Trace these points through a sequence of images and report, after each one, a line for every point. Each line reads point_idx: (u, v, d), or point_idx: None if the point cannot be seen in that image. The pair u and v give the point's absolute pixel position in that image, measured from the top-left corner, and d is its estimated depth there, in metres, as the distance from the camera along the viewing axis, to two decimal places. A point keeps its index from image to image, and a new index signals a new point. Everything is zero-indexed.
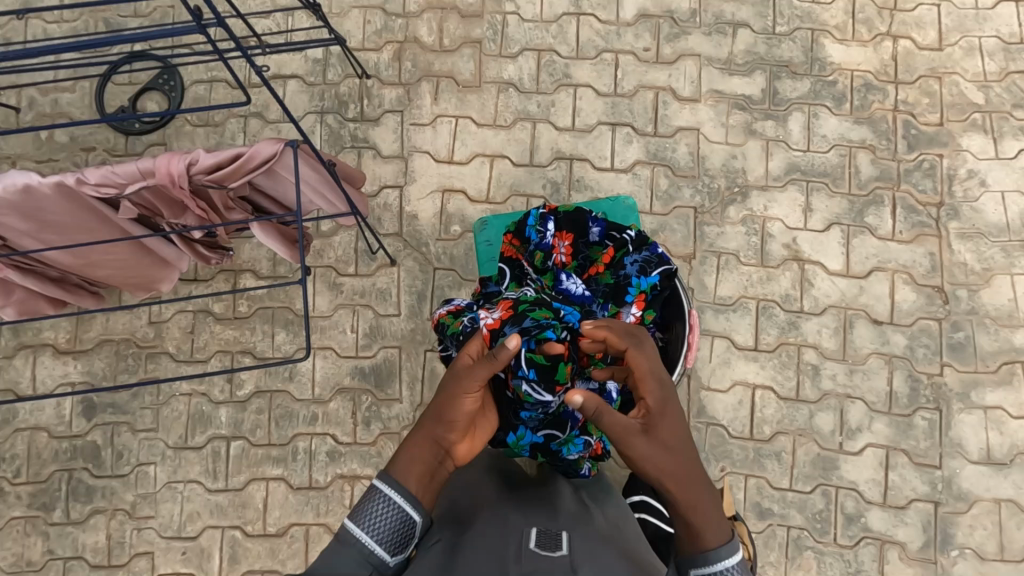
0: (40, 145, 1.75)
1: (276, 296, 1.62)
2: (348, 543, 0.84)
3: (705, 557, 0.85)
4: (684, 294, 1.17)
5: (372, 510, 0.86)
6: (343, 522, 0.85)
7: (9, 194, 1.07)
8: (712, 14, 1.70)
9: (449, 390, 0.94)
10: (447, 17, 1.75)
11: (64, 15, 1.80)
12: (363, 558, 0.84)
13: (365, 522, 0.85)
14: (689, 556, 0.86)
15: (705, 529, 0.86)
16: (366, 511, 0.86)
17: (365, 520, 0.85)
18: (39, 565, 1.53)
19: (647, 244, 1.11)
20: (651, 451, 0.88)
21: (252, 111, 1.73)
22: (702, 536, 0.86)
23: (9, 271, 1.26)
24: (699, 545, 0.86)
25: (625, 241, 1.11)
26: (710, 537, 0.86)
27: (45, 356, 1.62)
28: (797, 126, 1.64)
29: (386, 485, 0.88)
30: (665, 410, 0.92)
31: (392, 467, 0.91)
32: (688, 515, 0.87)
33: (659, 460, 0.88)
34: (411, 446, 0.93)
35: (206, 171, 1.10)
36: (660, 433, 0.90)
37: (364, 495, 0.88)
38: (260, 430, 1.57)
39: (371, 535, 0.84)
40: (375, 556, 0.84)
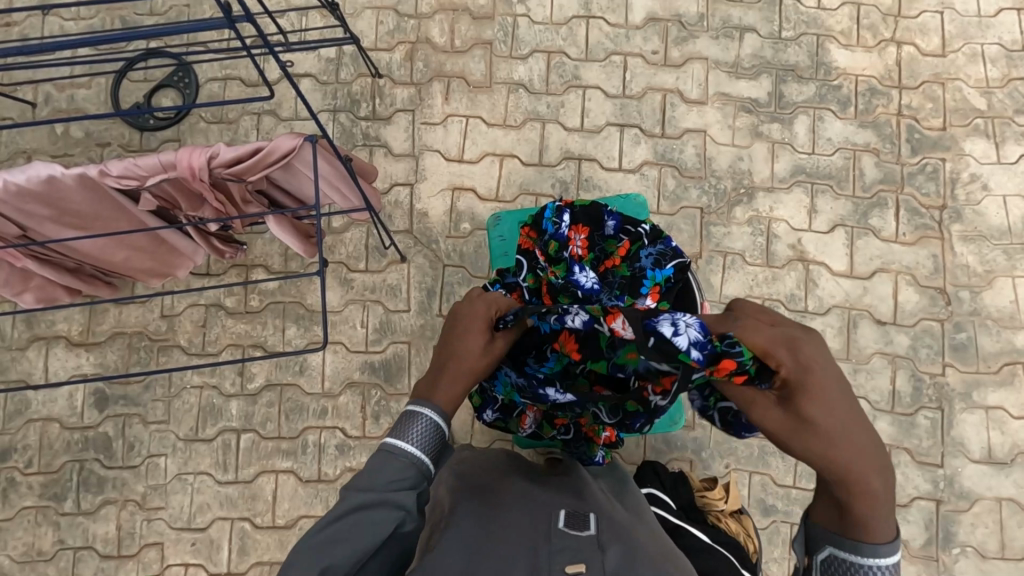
0: (56, 140, 1.77)
1: (288, 291, 1.64)
2: (400, 457, 0.90)
3: (855, 547, 0.79)
4: (697, 289, 1.15)
5: (418, 428, 0.92)
6: (388, 441, 0.91)
7: (34, 184, 1.10)
8: (719, 19, 1.73)
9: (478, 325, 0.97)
10: (459, 18, 1.77)
11: (81, 13, 1.83)
12: (418, 470, 0.91)
13: (412, 439, 0.92)
14: (828, 537, 0.82)
15: (864, 517, 0.78)
16: (411, 429, 0.92)
17: (415, 437, 0.92)
18: (49, 555, 1.54)
19: (660, 238, 1.12)
20: (800, 439, 0.78)
21: (266, 109, 1.75)
22: (868, 530, 0.78)
23: (27, 260, 1.29)
24: (857, 534, 0.79)
25: (638, 233, 1.12)
26: (868, 530, 0.79)
27: (58, 348, 1.64)
28: (803, 129, 1.67)
29: (425, 408, 0.94)
30: (815, 383, 0.77)
31: (426, 393, 0.96)
32: (850, 505, 0.79)
33: (809, 447, 0.78)
34: (441, 375, 0.97)
35: (226, 165, 1.13)
36: (808, 404, 0.77)
37: (404, 416, 0.94)
38: (271, 423, 1.59)
39: (421, 448, 0.92)
40: (428, 471, 0.92)
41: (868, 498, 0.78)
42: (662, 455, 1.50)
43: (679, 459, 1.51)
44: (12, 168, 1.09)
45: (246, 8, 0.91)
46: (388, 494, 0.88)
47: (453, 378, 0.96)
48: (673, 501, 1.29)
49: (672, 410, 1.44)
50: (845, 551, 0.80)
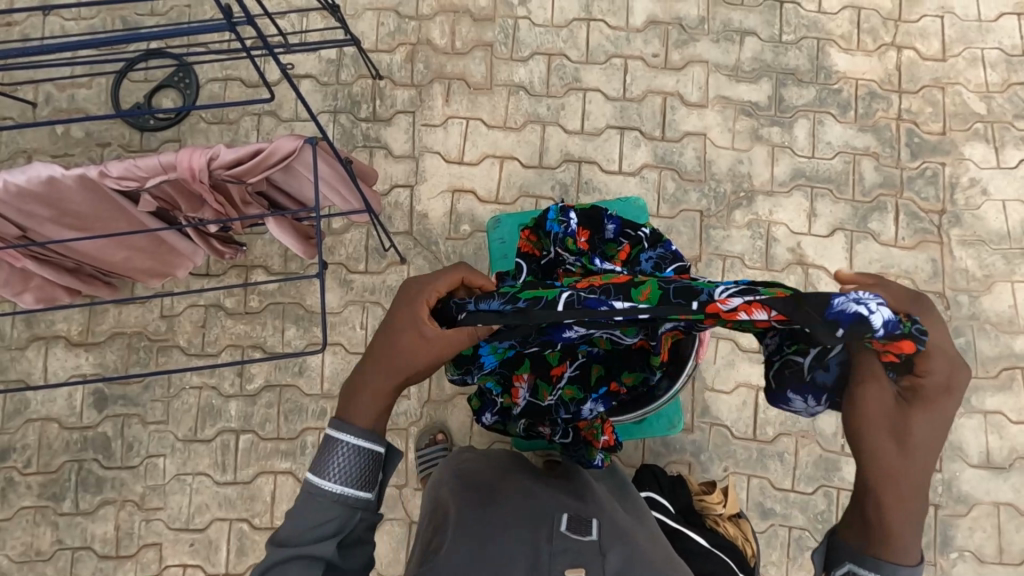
0: (56, 140, 1.77)
1: (288, 292, 1.64)
2: (322, 495, 0.87)
3: (876, 565, 0.81)
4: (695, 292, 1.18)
5: (334, 460, 0.88)
6: (308, 479, 0.88)
7: (34, 185, 1.10)
8: (720, 22, 1.74)
9: (403, 342, 0.89)
10: (460, 20, 1.78)
11: (82, 13, 1.83)
12: (344, 503, 0.88)
13: (331, 473, 0.88)
14: (855, 552, 0.83)
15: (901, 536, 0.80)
16: (328, 462, 0.88)
17: (331, 473, 0.88)
18: (48, 555, 1.55)
19: (660, 241, 1.13)
20: (888, 435, 0.78)
21: (266, 110, 1.76)
22: (894, 549, 0.80)
23: (27, 260, 1.29)
24: (882, 551, 0.81)
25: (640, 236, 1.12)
26: (897, 551, 0.81)
27: (58, 348, 1.64)
28: (803, 133, 1.67)
29: (345, 433, 0.90)
30: (933, 398, 0.77)
31: (347, 412, 0.92)
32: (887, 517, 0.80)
33: (883, 447, 0.78)
34: (362, 394, 0.91)
35: (226, 166, 1.13)
36: (918, 412, 0.77)
37: (322, 448, 0.90)
38: (270, 424, 1.59)
39: (342, 483, 0.88)
40: (357, 499, 0.89)
41: (909, 520, 0.80)
42: (661, 458, 1.50)
43: (678, 462, 1.51)
44: (12, 168, 1.09)
45: (246, 11, 0.91)
46: (313, 543, 0.86)
47: (377, 397, 0.91)
48: (671, 504, 1.29)
49: (670, 413, 1.44)
50: (866, 568, 0.82)
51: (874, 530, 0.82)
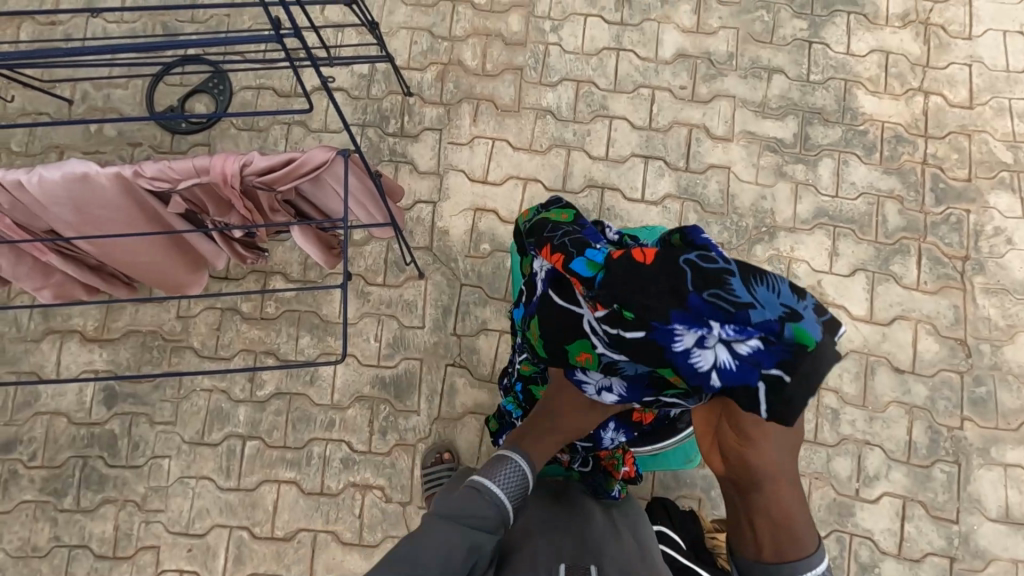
0: (89, 137, 1.80)
1: (305, 300, 1.65)
2: (485, 492, 0.93)
3: (794, 567, 0.82)
4: None
5: (506, 472, 0.98)
6: (479, 476, 0.96)
7: (69, 182, 1.13)
8: (748, 59, 1.76)
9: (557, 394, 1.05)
10: (492, 43, 1.81)
11: (124, 17, 1.88)
12: (499, 510, 0.92)
13: (500, 481, 0.96)
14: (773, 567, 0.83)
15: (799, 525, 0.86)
16: (500, 472, 0.98)
17: (501, 478, 0.96)
18: (44, 551, 1.52)
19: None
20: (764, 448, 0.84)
21: (296, 120, 1.78)
22: (800, 545, 0.84)
23: (51, 255, 1.32)
24: (790, 552, 0.83)
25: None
26: (800, 545, 0.84)
27: (73, 342, 1.65)
28: (827, 172, 1.67)
29: (517, 457, 1.01)
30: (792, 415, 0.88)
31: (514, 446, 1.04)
32: (783, 514, 0.85)
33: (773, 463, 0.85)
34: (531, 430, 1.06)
35: (258, 173, 1.14)
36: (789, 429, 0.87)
37: (496, 461, 1.00)
38: (277, 432, 1.58)
39: (507, 492, 0.95)
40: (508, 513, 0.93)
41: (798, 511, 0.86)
42: (671, 491, 1.47)
43: (688, 497, 1.48)
44: (48, 164, 1.11)
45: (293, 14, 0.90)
46: (473, 523, 0.86)
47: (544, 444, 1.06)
48: (682, 538, 1.28)
49: (689, 446, 1.35)
50: None
51: (780, 536, 0.84)
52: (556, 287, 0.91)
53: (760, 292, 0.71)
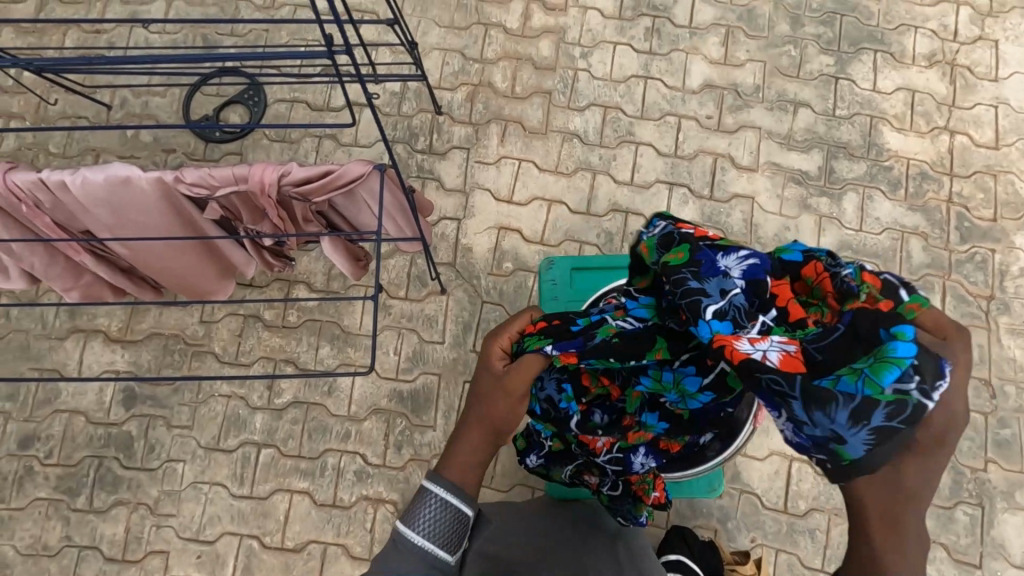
0: (125, 142, 1.84)
1: (327, 310, 1.66)
2: (405, 548, 0.86)
3: None
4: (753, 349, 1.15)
5: (424, 512, 0.88)
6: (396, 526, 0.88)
7: (110, 185, 1.16)
8: (775, 91, 1.78)
9: (485, 399, 0.93)
10: (522, 67, 1.85)
11: (167, 28, 1.94)
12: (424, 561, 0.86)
13: (418, 526, 0.87)
14: None
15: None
16: (417, 514, 0.88)
17: (420, 523, 0.87)
18: (54, 551, 1.52)
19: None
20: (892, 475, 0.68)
21: (327, 133, 1.82)
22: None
23: (85, 256, 1.35)
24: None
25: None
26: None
27: (96, 342, 1.67)
28: (851, 206, 1.68)
29: (436, 486, 0.91)
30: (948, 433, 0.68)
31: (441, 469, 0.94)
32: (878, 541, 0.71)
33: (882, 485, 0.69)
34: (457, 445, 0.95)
35: (295, 183, 1.16)
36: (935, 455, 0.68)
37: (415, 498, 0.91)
38: (292, 441, 1.58)
39: (428, 536, 0.87)
40: (437, 558, 0.86)
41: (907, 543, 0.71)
42: (687, 521, 1.46)
43: (704, 527, 1.46)
44: (92, 166, 1.15)
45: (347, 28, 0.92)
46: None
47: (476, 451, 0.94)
48: (700, 568, 1.24)
49: (711, 476, 1.40)
50: None
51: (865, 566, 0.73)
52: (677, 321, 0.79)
53: (816, 415, 0.66)
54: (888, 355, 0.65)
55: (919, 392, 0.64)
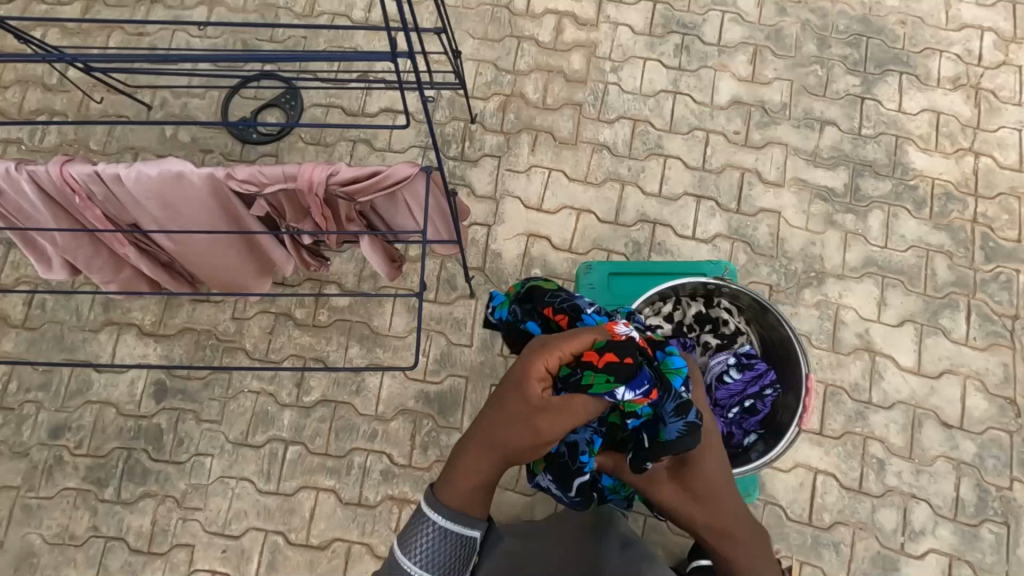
0: (164, 141, 1.89)
1: (357, 310, 1.68)
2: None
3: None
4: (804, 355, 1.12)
5: (424, 542, 0.88)
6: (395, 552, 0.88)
7: (163, 179, 1.19)
8: (802, 109, 1.82)
9: (506, 423, 0.88)
10: (553, 79, 1.89)
11: (208, 32, 2.00)
12: None
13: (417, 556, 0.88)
14: None
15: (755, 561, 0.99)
16: (419, 542, 0.88)
17: (418, 554, 0.87)
18: (80, 541, 1.53)
19: (751, 301, 1.20)
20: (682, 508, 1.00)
21: (361, 137, 1.86)
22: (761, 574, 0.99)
23: (129, 248, 1.39)
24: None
25: (736, 301, 1.22)
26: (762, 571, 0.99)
27: (129, 335, 1.70)
28: (877, 223, 1.70)
29: (440, 515, 0.89)
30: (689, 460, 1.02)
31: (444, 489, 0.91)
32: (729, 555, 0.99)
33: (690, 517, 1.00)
34: (462, 467, 0.91)
35: (343, 183, 1.19)
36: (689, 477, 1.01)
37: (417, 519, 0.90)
38: (320, 439, 1.59)
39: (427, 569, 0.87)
40: None
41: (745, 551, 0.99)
42: None
43: None
44: (146, 160, 1.18)
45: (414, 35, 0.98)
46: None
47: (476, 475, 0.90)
48: None
49: (747, 480, 1.23)
50: None
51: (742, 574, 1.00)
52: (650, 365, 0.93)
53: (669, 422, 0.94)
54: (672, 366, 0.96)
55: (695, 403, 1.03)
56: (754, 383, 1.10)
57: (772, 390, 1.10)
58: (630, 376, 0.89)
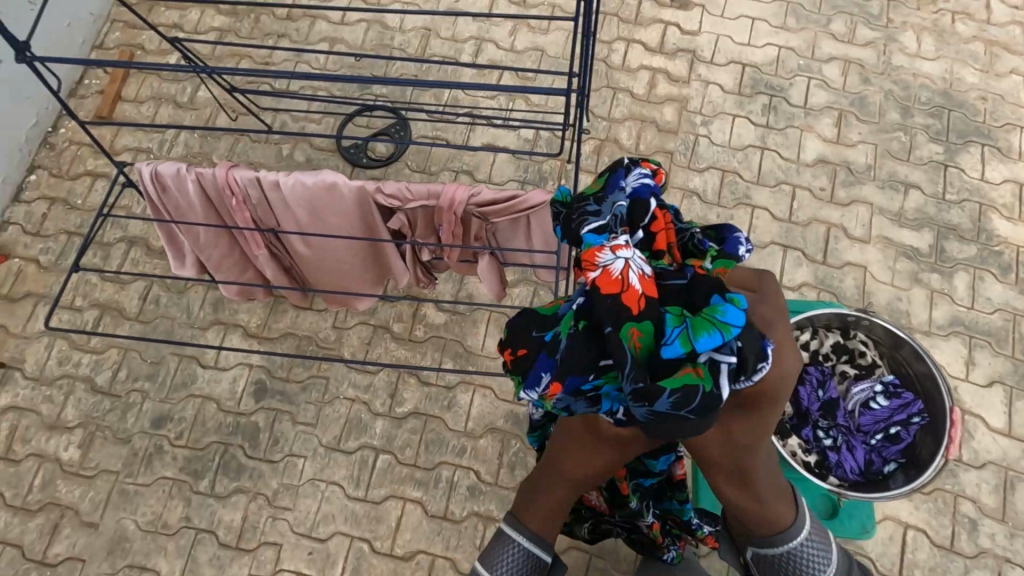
0: (281, 159, 2.04)
1: (451, 329, 1.76)
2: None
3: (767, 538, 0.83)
4: (944, 389, 1.21)
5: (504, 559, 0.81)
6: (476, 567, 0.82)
7: (317, 188, 1.30)
8: (886, 172, 1.90)
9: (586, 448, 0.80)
10: (647, 127, 2.01)
11: (327, 65, 2.18)
12: None
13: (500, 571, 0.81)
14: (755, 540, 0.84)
15: (776, 511, 0.81)
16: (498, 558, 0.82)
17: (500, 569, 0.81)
18: (173, 530, 1.58)
19: (886, 334, 1.29)
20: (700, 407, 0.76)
21: (463, 169, 1.99)
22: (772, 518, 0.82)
23: (262, 251, 1.49)
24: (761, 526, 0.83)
25: (872, 334, 1.32)
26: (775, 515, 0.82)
27: (235, 336, 1.78)
28: (963, 284, 1.74)
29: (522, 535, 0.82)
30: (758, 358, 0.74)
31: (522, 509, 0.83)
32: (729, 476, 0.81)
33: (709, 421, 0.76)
34: (541, 493, 0.82)
35: (482, 203, 1.29)
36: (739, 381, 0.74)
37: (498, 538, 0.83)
38: (409, 450, 1.63)
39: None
40: None
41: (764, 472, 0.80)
42: None
43: None
44: (305, 171, 1.30)
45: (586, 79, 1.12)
46: None
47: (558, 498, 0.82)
48: None
49: (862, 518, 1.35)
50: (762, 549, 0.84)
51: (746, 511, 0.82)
52: (579, 369, 0.72)
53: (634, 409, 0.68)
54: (689, 339, 0.68)
55: (731, 365, 0.69)
56: (901, 410, 1.25)
57: (919, 419, 1.24)
58: (529, 372, 0.77)
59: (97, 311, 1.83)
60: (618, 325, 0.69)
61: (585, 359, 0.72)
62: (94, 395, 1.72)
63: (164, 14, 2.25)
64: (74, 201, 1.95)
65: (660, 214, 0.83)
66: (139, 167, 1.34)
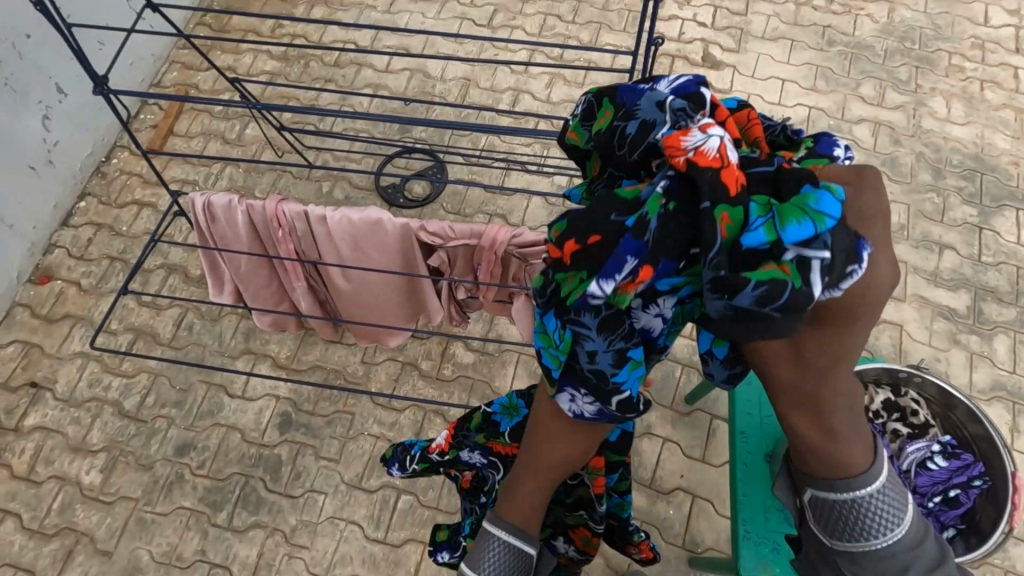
0: (320, 196, 2.10)
1: (480, 369, 1.75)
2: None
3: (835, 485, 0.74)
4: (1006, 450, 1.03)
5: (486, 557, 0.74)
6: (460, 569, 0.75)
7: (362, 224, 1.34)
8: (920, 231, 1.89)
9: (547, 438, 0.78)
10: None
11: (370, 108, 2.27)
12: None
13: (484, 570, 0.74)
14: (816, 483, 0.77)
15: (848, 455, 0.73)
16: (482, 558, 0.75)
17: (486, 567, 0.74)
18: (187, 563, 1.55)
19: (940, 390, 1.12)
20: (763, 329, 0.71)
21: (498, 213, 2.03)
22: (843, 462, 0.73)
23: (302, 283, 1.52)
24: (831, 470, 0.75)
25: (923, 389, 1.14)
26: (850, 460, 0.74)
27: (264, 366, 1.79)
28: (1003, 347, 1.72)
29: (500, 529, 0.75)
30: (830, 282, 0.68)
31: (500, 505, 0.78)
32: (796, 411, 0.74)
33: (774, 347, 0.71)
34: (518, 485, 0.77)
35: (522, 244, 1.31)
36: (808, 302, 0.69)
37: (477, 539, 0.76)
38: (432, 491, 1.59)
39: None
40: None
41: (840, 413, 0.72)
42: None
43: None
44: (352, 207, 1.34)
45: None
46: None
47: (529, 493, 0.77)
48: None
49: None
50: (824, 493, 0.76)
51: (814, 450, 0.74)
52: (668, 253, 0.66)
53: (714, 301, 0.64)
54: (778, 228, 0.62)
55: (824, 262, 0.61)
56: (962, 472, 1.04)
57: (981, 483, 1.03)
58: (603, 260, 0.67)
59: (131, 335, 1.86)
60: (714, 203, 0.63)
61: (674, 243, 0.66)
62: (121, 419, 1.72)
63: (219, 58, 2.39)
64: (119, 228, 2.02)
65: (719, 104, 0.74)
66: (192, 197, 1.38)
